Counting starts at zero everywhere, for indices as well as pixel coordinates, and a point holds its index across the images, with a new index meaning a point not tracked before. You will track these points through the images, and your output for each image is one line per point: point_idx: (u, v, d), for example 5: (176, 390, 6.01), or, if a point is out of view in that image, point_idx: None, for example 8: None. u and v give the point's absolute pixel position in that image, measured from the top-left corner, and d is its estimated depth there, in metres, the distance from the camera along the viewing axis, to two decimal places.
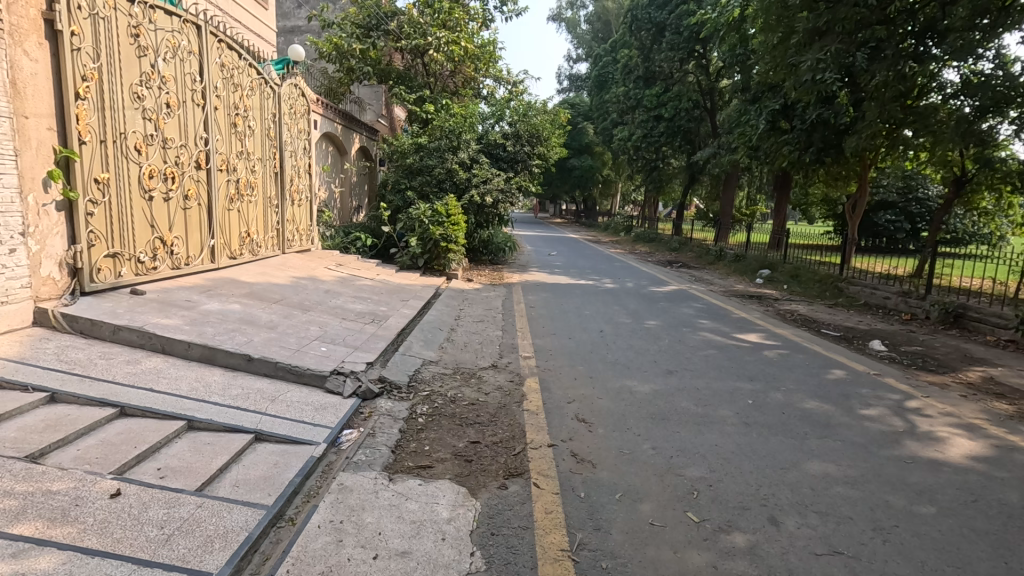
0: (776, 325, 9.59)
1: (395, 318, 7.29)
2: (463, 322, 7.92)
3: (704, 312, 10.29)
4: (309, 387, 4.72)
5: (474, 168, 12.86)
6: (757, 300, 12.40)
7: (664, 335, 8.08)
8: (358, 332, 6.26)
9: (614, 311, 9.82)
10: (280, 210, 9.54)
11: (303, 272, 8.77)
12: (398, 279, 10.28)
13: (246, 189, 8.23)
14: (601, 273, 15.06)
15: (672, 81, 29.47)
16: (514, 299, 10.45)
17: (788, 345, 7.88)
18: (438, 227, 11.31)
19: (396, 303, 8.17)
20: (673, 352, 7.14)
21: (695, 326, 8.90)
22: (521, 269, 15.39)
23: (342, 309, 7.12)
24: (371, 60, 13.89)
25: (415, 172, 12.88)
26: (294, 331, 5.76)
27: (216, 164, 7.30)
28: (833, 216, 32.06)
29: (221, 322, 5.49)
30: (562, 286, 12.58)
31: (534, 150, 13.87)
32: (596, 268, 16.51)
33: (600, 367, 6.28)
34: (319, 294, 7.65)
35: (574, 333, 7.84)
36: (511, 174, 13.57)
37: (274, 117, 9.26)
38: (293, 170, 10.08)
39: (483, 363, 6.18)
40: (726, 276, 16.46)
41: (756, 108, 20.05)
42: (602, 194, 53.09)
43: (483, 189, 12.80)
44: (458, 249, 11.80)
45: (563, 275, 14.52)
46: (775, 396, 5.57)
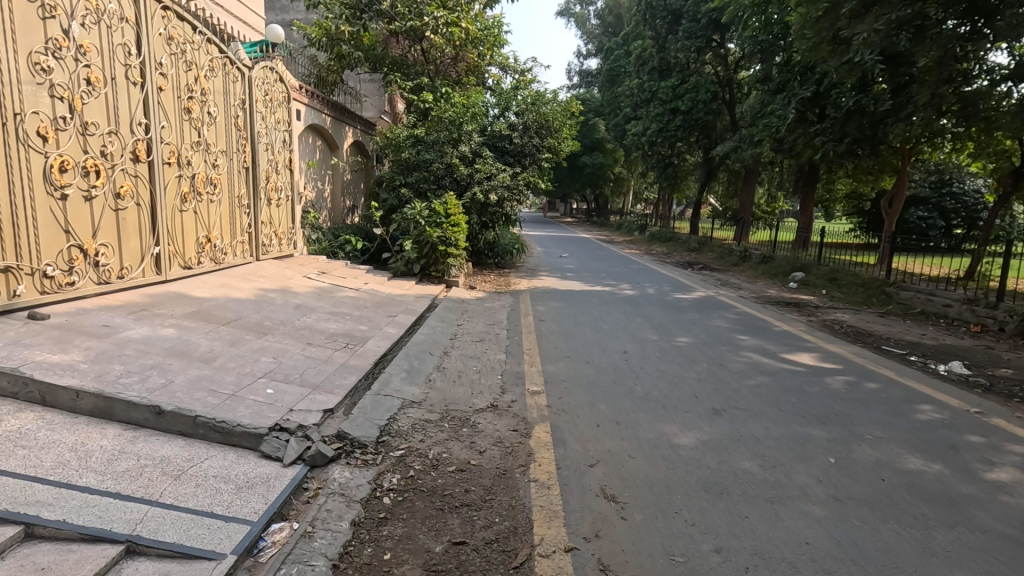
0: (828, 340, 8.21)
1: (377, 340, 6.04)
2: (460, 344, 6.63)
3: (741, 325, 8.92)
4: (238, 452, 3.47)
5: (478, 162, 11.57)
6: (796, 308, 10.99)
7: (701, 357, 6.74)
8: (325, 362, 5.01)
9: (637, 324, 8.47)
10: (253, 211, 8.34)
11: (275, 283, 7.54)
12: (390, 288, 9.04)
13: (205, 186, 7.03)
14: (619, 278, 13.72)
15: (689, 72, 28.03)
16: (522, 310, 9.17)
17: (852, 369, 6.51)
18: (435, 229, 10.05)
19: (381, 318, 6.91)
20: (716, 381, 5.79)
21: (734, 344, 7.54)
22: (529, 273, 14.09)
23: (311, 329, 5.88)
24: (363, 45, 12.65)
25: (412, 168, 11.63)
26: (238, 365, 4.51)
27: (161, 156, 6.10)
28: (859, 213, 30.38)
29: (140, 354, 4.26)
30: (576, 293, 11.28)
31: (544, 142, 12.57)
32: (612, 272, 15.16)
33: (628, 406, 4.96)
34: (287, 310, 6.41)
35: (593, 356, 6.51)
36: (518, 169, 12.26)
37: (244, 104, 8.05)
38: (268, 165, 8.88)
39: (479, 402, 4.88)
40: (755, 280, 15.03)
41: (783, 97, 18.56)
42: (614, 193, 51.53)
43: (488, 185, 11.50)
44: (459, 253, 10.53)
45: (576, 279, 13.20)
46: (862, 450, 4.22)
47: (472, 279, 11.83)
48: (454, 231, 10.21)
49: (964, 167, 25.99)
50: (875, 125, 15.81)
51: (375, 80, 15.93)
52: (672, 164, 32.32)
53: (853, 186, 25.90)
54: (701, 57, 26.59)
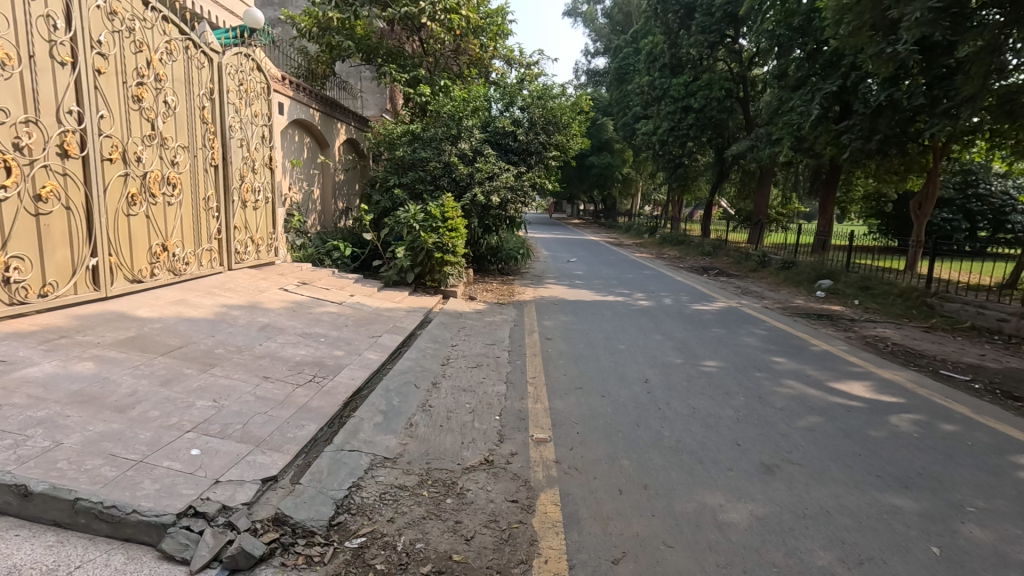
0: (877, 363, 7.17)
1: (352, 370, 5.06)
2: (453, 372, 5.64)
3: (774, 343, 7.88)
4: (129, 554, 2.51)
5: (478, 161, 10.57)
6: (830, 322, 9.93)
7: (737, 388, 5.73)
8: (279, 405, 4.04)
9: (657, 344, 7.46)
10: (222, 215, 7.41)
11: (243, 297, 6.59)
12: (379, 301, 8.08)
13: (161, 186, 6.10)
14: (631, 286, 12.71)
15: (702, 69, 26.97)
16: (526, 325, 8.17)
17: (918, 404, 5.48)
18: (431, 234, 9.09)
19: (362, 340, 5.95)
20: (759, 422, 4.77)
21: (771, 369, 6.52)
22: (535, 281, 13.09)
23: (273, 357, 4.92)
24: (356, 35, 11.72)
25: (407, 168, 10.64)
26: (164, 412, 3.55)
27: (99, 152, 5.18)
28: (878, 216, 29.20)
29: (32, 402, 3.31)
30: (585, 304, 10.30)
31: (552, 139, 11.60)
32: (624, 279, 14.15)
33: (657, 462, 3.97)
34: (250, 332, 5.46)
35: (609, 388, 5.49)
36: (523, 168, 11.27)
37: (212, 94, 7.12)
38: (243, 163, 7.95)
39: (470, 458, 3.88)
40: (778, 288, 13.98)
41: (806, 92, 17.46)
42: (622, 195, 50.43)
43: (489, 185, 10.49)
44: (457, 261, 9.55)
45: (585, 288, 12.21)
46: (971, 533, 3.21)
47: (472, 287, 10.86)
48: (452, 235, 9.25)
49: (992, 167, 24.75)
50: (907, 121, 14.71)
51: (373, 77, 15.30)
52: (683, 164, 31.23)
53: (874, 187, 24.71)
54: (714, 52, 25.55)
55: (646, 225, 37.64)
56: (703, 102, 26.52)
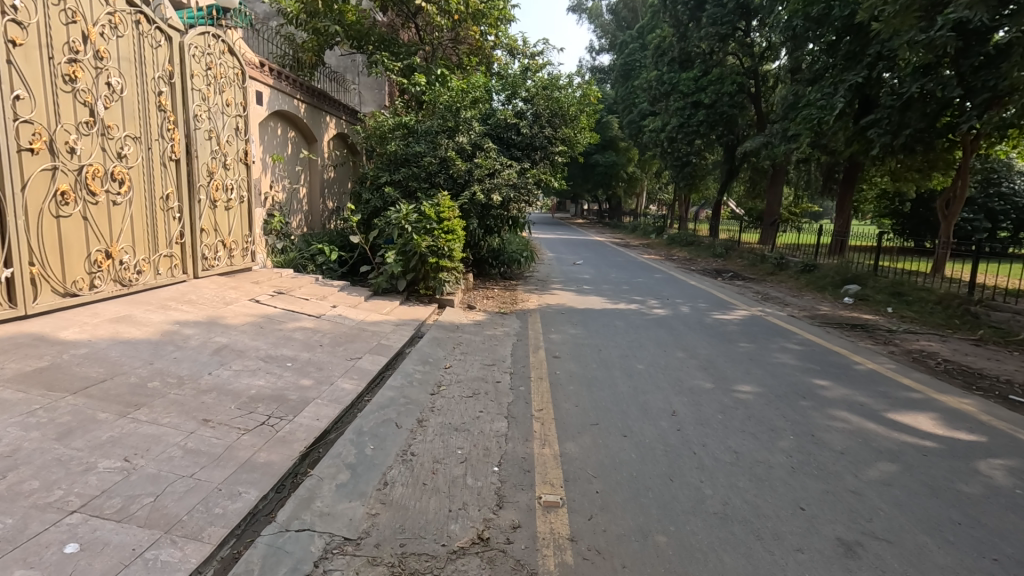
0: (936, 385, 6.21)
1: (318, 406, 4.15)
2: (443, 405, 4.71)
3: (812, 361, 6.93)
4: None
5: (478, 156, 9.65)
6: (867, 334, 8.97)
7: (783, 423, 4.80)
8: (213, 462, 3.13)
9: (680, 364, 6.52)
10: (185, 216, 6.52)
11: (202, 312, 5.68)
12: (365, 312, 7.18)
13: (102, 182, 5.21)
14: (643, 292, 11.79)
15: (712, 63, 26.01)
16: (531, 341, 7.24)
17: (1004, 443, 4.54)
18: (424, 237, 8.20)
19: (336, 365, 5.04)
20: (821, 475, 3.84)
21: (817, 396, 5.57)
22: (540, 285, 12.18)
23: (220, 392, 4.00)
24: (346, 20, 10.83)
25: (400, 164, 9.75)
26: (47, 482, 2.66)
27: (14, 140, 4.30)
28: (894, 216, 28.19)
29: None
30: (595, 313, 9.37)
31: (558, 133, 10.69)
32: (634, 283, 13.23)
33: (702, 539, 3.04)
34: (200, 357, 4.55)
35: (631, 426, 4.55)
36: (526, 164, 10.35)
37: (172, 78, 6.23)
38: (212, 158, 7.06)
39: (458, 535, 2.96)
40: (800, 293, 13.02)
41: (828, 84, 16.47)
42: (627, 194, 49.48)
43: (490, 183, 9.58)
44: (454, 266, 8.64)
45: (594, 294, 11.30)
46: None
47: (470, 295, 9.95)
48: (448, 238, 8.36)
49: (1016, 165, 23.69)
50: (937, 114, 13.74)
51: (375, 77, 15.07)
52: (692, 162, 30.27)
53: (893, 185, 23.72)
54: (725, 45, 24.58)
55: (653, 225, 36.68)
56: (714, 98, 25.54)
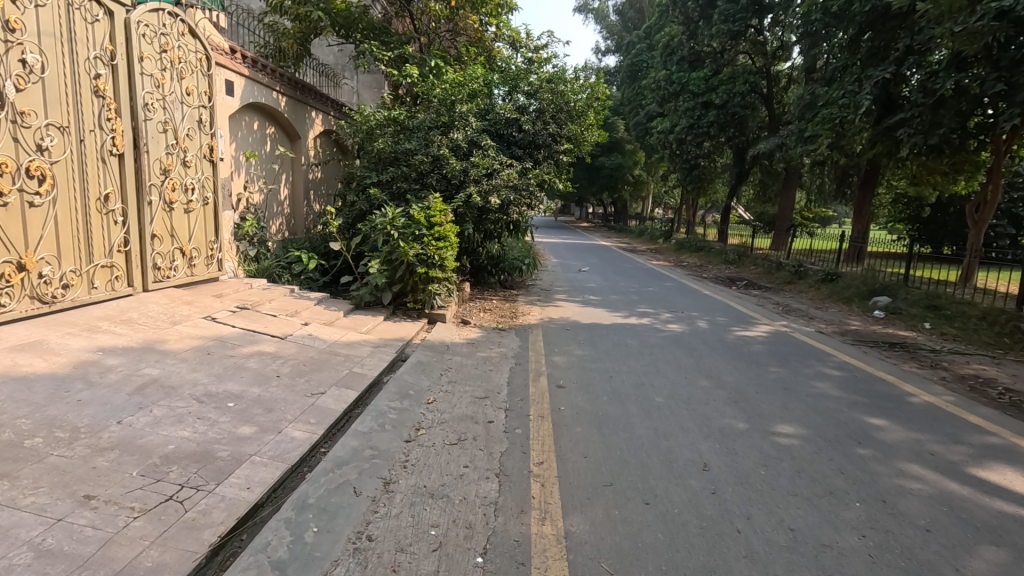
0: (1011, 424, 5.24)
1: (254, 467, 3.22)
2: (418, 459, 3.77)
3: (857, 392, 5.96)
4: None
5: (474, 154, 8.73)
6: (910, 355, 7.99)
7: (844, 482, 3.84)
8: (72, 573, 2.21)
9: (706, 395, 5.57)
10: (131, 220, 5.65)
11: (137, 335, 4.77)
12: (341, 332, 6.26)
13: (15, 179, 4.33)
14: (655, 304, 10.84)
15: (723, 62, 25.08)
16: (531, 364, 6.32)
17: None
18: (412, 245, 7.27)
19: (291, 405, 4.11)
20: (913, 570, 2.88)
21: (875, 442, 4.61)
22: (543, 296, 11.24)
23: (124, 450, 3.09)
24: (333, 7, 9.94)
25: (388, 162, 8.84)
26: None
27: None
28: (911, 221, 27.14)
29: None
30: (603, 329, 8.43)
31: (563, 129, 9.78)
32: (645, 294, 12.26)
33: None
34: (114, 398, 3.64)
35: (654, 490, 3.61)
36: (528, 164, 9.42)
37: (113, 60, 5.36)
38: (167, 153, 6.18)
39: None
40: (824, 305, 12.04)
41: (850, 81, 15.50)
42: (632, 198, 48.53)
43: (488, 183, 8.64)
44: (446, 277, 7.72)
45: (601, 306, 10.36)
46: None
47: (465, 308, 9.04)
48: (440, 246, 7.44)
49: None
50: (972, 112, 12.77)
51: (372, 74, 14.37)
52: (700, 165, 29.32)
53: (913, 189, 22.69)
54: (737, 43, 23.66)
55: (660, 230, 35.66)
56: (725, 98, 24.56)
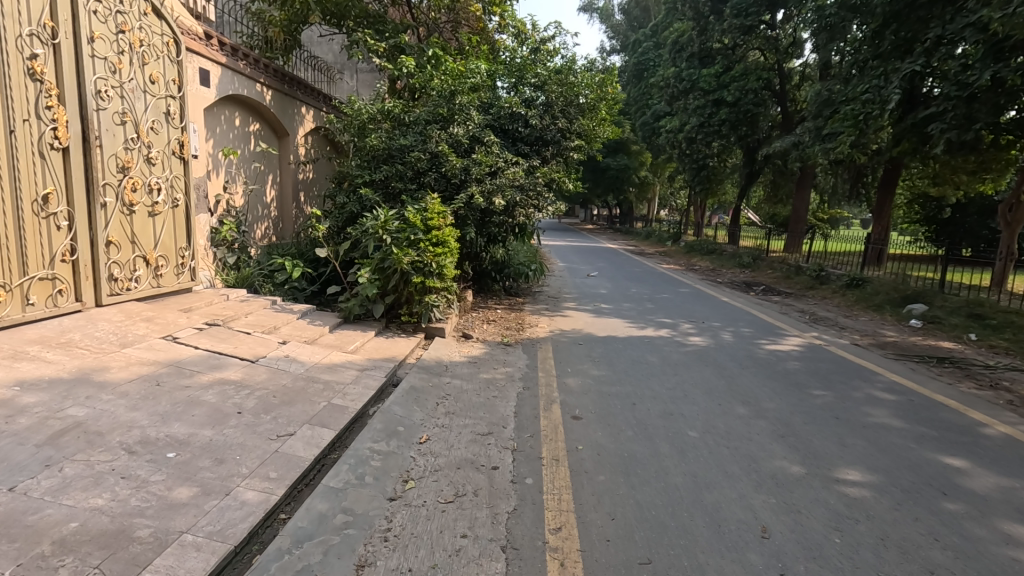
0: None
1: (182, 551, 2.44)
2: (403, 527, 2.98)
3: (921, 422, 5.14)
4: None
5: (476, 151, 7.95)
6: (964, 372, 7.16)
7: (944, 556, 3.02)
8: None
9: (747, 429, 4.75)
10: (80, 225, 4.90)
11: (73, 362, 4.01)
12: (325, 351, 5.49)
13: None
14: (672, 313, 10.03)
15: (734, 59, 24.27)
16: (541, 388, 5.52)
17: None
18: (407, 251, 6.50)
19: (248, 453, 3.34)
20: None
21: (963, 493, 3.80)
22: (551, 304, 10.45)
23: (4, 533, 2.33)
24: None
25: (382, 160, 8.06)
26: None
27: None
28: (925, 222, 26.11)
29: None
30: (619, 343, 7.63)
31: (573, 124, 8.98)
32: (659, 301, 11.45)
33: None
34: (16, 451, 2.88)
35: (705, 570, 2.81)
36: (535, 161, 8.64)
37: (53, 38, 4.62)
38: (125, 148, 5.43)
39: None
40: (854, 313, 11.19)
41: (875, 74, 14.68)
42: (639, 200, 47.70)
43: (491, 183, 7.86)
44: (445, 287, 6.93)
45: (614, 316, 9.56)
46: None
47: (465, 320, 8.25)
48: (438, 252, 6.67)
49: None
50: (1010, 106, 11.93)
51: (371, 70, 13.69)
52: (709, 165, 28.48)
53: (934, 189, 21.78)
54: (749, 39, 22.86)
55: (668, 232, 34.77)
56: (737, 95, 23.72)
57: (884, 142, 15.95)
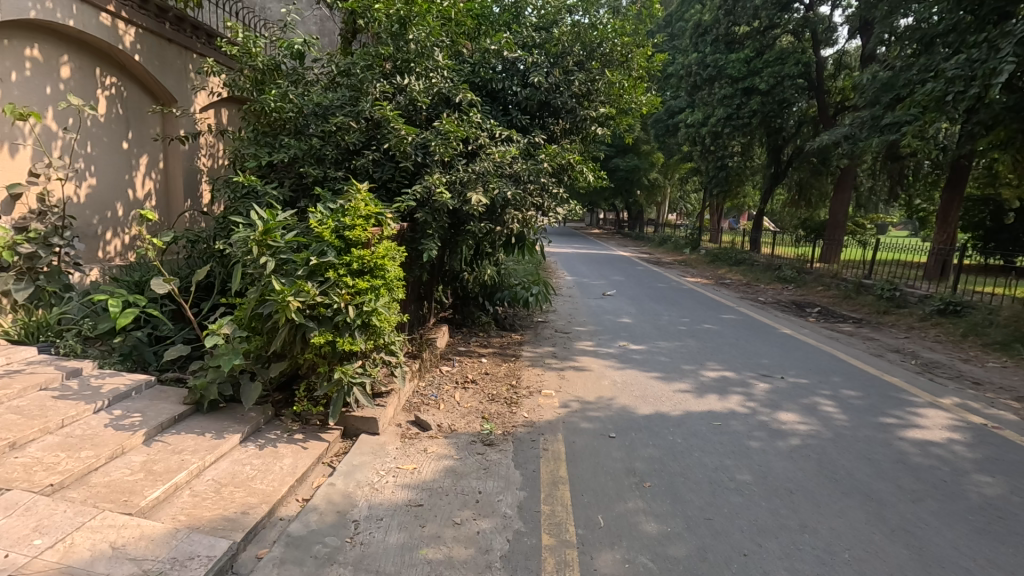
0: None
1: None
2: None
3: None
4: None
5: (437, 117, 4.96)
6: None
7: None
8: None
9: None
10: None
11: None
12: (79, 518, 2.52)
13: None
14: (733, 361, 7.03)
15: (766, 43, 21.19)
16: None
17: None
18: (304, 287, 3.56)
19: None
20: None
21: None
22: (559, 345, 7.45)
23: None
24: None
25: (286, 134, 4.99)
26: None
27: None
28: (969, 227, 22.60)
29: None
30: (673, 433, 4.62)
31: (594, 84, 6.03)
32: (705, 339, 8.44)
33: None
34: None
35: None
36: (537, 136, 5.69)
37: None
38: None
39: None
40: (976, 356, 8.18)
41: (979, 40, 11.67)
42: (648, 203, 44.43)
43: (466, 171, 4.97)
44: (378, 346, 3.97)
45: (653, 367, 6.58)
46: None
47: (419, 386, 5.27)
48: (368, 283, 3.77)
49: None
50: None
51: (328, 31, 10.61)
52: (733, 165, 25.37)
53: (1004, 189, 18.69)
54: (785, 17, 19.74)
55: (684, 238, 31.55)
56: (770, 83, 20.42)
57: (969, 131, 12.88)
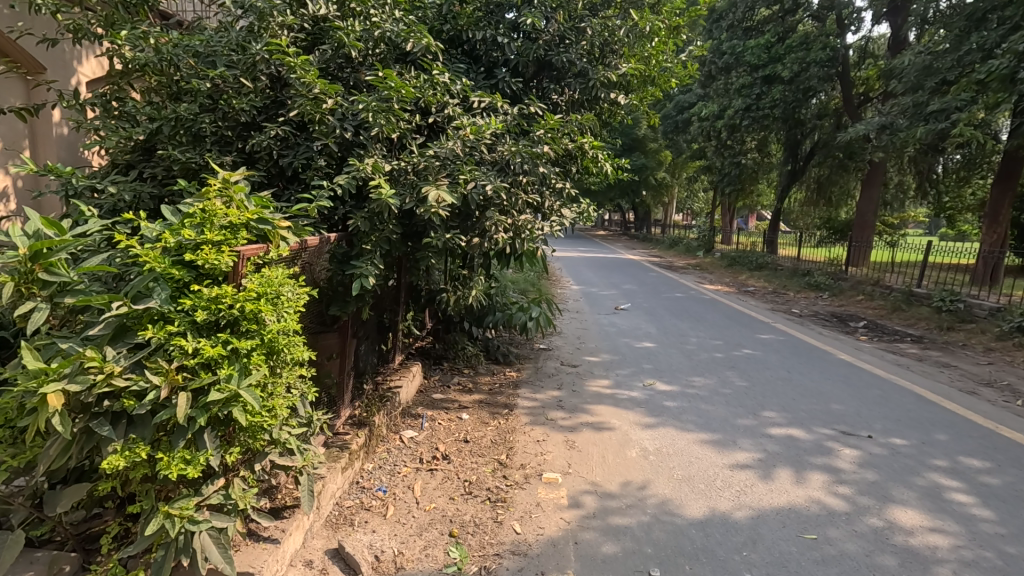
0: None
1: None
2: None
3: None
4: None
5: (376, 71, 3.32)
6: None
7: None
8: None
9: None
10: None
11: None
12: None
13: None
14: (797, 412, 5.32)
15: (788, 28, 19.35)
16: None
17: None
18: (90, 360, 1.90)
19: None
20: None
21: None
22: (566, 387, 5.77)
23: None
24: None
25: (152, 98, 3.33)
26: None
27: None
28: None
29: None
30: (748, 564, 2.91)
31: (612, 36, 4.37)
32: (746, 370, 6.76)
33: None
34: None
35: None
36: (532, 105, 4.06)
37: None
38: None
39: None
40: None
41: None
42: (656, 203, 42.58)
43: (422, 155, 3.32)
44: (252, 450, 2.30)
45: (693, 425, 4.88)
46: None
47: (360, 475, 3.62)
48: (224, 345, 2.11)
49: None
50: None
51: None
52: (749, 161, 23.60)
53: None
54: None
55: (696, 240, 29.68)
56: (793, 70, 18.38)
57: None
